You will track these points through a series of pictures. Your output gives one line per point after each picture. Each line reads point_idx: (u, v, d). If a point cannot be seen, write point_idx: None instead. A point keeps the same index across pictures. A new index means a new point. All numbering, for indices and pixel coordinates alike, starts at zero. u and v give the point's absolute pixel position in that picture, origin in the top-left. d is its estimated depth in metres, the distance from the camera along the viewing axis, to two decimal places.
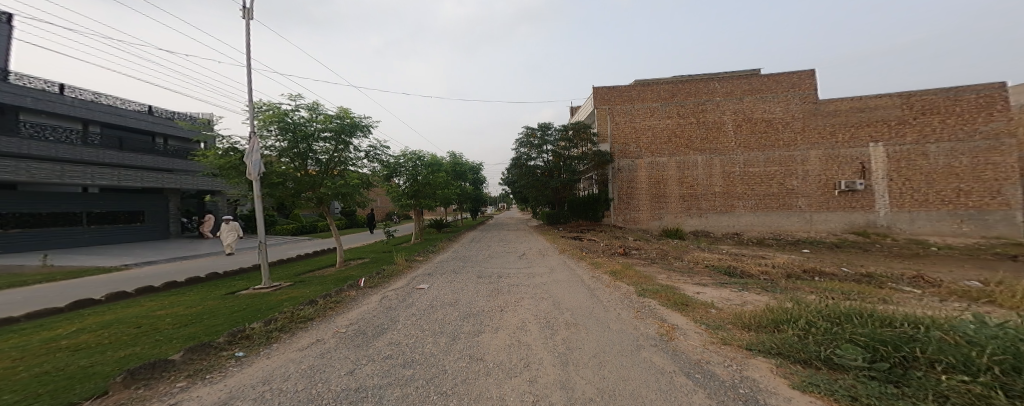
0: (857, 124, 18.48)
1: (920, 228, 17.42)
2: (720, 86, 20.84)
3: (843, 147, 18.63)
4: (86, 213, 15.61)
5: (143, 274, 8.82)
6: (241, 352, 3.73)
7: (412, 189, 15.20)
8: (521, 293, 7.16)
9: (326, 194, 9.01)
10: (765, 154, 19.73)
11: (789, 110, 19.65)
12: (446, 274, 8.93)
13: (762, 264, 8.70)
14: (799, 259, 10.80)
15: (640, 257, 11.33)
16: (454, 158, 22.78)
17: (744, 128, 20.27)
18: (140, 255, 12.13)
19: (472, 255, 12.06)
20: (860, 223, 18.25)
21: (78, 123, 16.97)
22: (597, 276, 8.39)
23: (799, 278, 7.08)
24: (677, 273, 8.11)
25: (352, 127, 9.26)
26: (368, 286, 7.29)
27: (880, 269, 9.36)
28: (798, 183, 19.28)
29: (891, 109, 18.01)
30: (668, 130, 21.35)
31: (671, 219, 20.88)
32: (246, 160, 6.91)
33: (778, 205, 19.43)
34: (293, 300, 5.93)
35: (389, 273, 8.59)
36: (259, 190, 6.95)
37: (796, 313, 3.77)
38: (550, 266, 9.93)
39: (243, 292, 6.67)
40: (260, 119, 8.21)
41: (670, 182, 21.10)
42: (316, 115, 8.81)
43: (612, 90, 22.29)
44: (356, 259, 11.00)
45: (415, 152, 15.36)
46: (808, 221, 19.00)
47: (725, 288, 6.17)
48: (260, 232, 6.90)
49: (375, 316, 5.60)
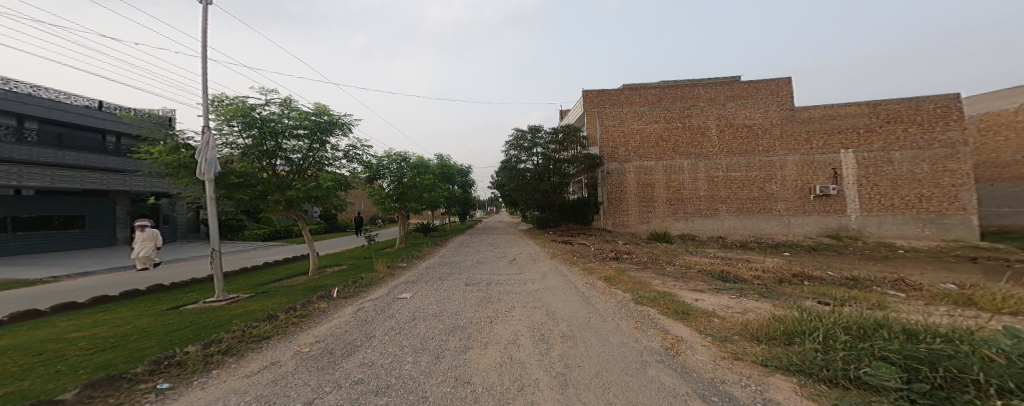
0: (830, 132, 19.34)
1: (888, 231, 18.28)
2: (703, 91, 21.34)
3: (818, 153, 19.41)
4: (12, 218, 13.88)
5: (77, 288, 7.71)
6: (165, 384, 3.12)
7: (397, 192, 14.46)
8: (511, 302, 6.68)
9: (296, 197, 8.22)
10: (746, 159, 20.35)
11: (768, 117, 20.34)
12: (430, 282, 8.31)
13: (754, 268, 8.64)
14: (785, 263, 10.90)
15: (632, 261, 11.16)
16: (441, 160, 22.12)
17: (726, 133, 20.82)
18: (81, 264, 10.85)
19: (459, 261, 11.45)
20: (833, 227, 18.92)
21: (11, 118, 15.14)
22: (591, 282, 8.04)
23: (792, 283, 7.00)
24: (672, 278, 7.90)
25: (328, 125, 8.56)
26: (342, 297, 6.60)
27: (865, 271, 9.52)
28: (777, 187, 19.91)
29: (860, 117, 18.91)
30: (654, 134, 21.62)
31: (658, 222, 21.08)
32: (198, 159, 6.03)
33: (758, 209, 19.96)
34: (250, 315, 5.24)
35: (366, 282, 7.88)
36: (213, 191, 6.13)
37: (812, 320, 3.49)
38: (542, 271, 9.50)
39: (192, 307, 5.86)
40: (221, 111, 7.31)
41: (656, 186, 21.31)
42: (288, 111, 8.03)
43: (601, 93, 22.51)
44: (330, 267, 10.16)
45: (400, 153, 14.69)
46: (786, 224, 19.61)
47: (724, 294, 5.92)
48: (212, 239, 6.07)
49: (347, 332, 4.99)
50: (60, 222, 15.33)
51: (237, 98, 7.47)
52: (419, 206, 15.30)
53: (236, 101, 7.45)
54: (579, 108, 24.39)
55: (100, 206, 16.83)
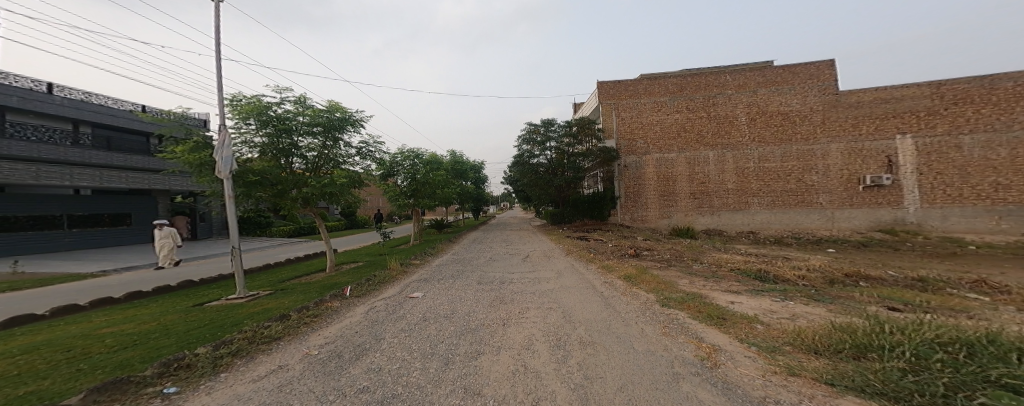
0: (883, 116, 17.44)
1: (954, 226, 16.22)
2: (731, 78, 19.90)
3: (868, 139, 17.60)
4: (67, 216, 15.09)
5: (115, 281, 8.10)
6: (172, 388, 2.96)
7: (411, 189, 14.43)
8: (525, 302, 6.33)
9: (311, 195, 8.26)
10: (782, 149, 18.76)
11: (807, 102, 18.66)
12: (442, 280, 8.10)
13: (796, 268, 7.77)
14: (831, 261, 9.82)
15: (654, 258, 10.48)
16: (453, 156, 21.99)
17: (759, 122, 19.30)
18: (123, 260, 11.55)
19: (472, 258, 11.21)
20: (888, 221, 17.20)
21: (67, 123, 16.29)
22: (610, 282, 7.52)
23: (844, 285, 6.17)
24: (700, 278, 7.23)
25: (342, 122, 8.64)
26: (355, 295, 6.52)
27: (926, 271, 8.40)
28: (818, 178, 18.27)
29: (920, 99, 16.92)
30: (677, 124, 20.42)
31: (682, 217, 19.96)
32: (215, 157, 6.03)
33: (796, 202, 18.41)
34: (264, 313, 5.17)
35: (379, 280, 7.79)
36: (231, 190, 6.14)
37: (889, 333, 2.88)
38: (556, 270, 9.06)
39: (213, 303, 5.94)
40: (237, 110, 7.38)
41: (680, 179, 20.16)
42: (302, 108, 8.09)
43: (617, 84, 21.53)
44: (347, 264, 10.22)
45: (413, 150, 14.64)
46: (829, 219, 17.97)
47: (764, 297, 5.26)
48: (231, 237, 6.09)
49: (357, 333, 4.84)
50: (109, 220, 16.53)
51: (252, 97, 7.54)
52: (431, 203, 15.22)
53: (251, 100, 7.52)
54: (594, 100, 23.44)
55: (143, 205, 18.04)
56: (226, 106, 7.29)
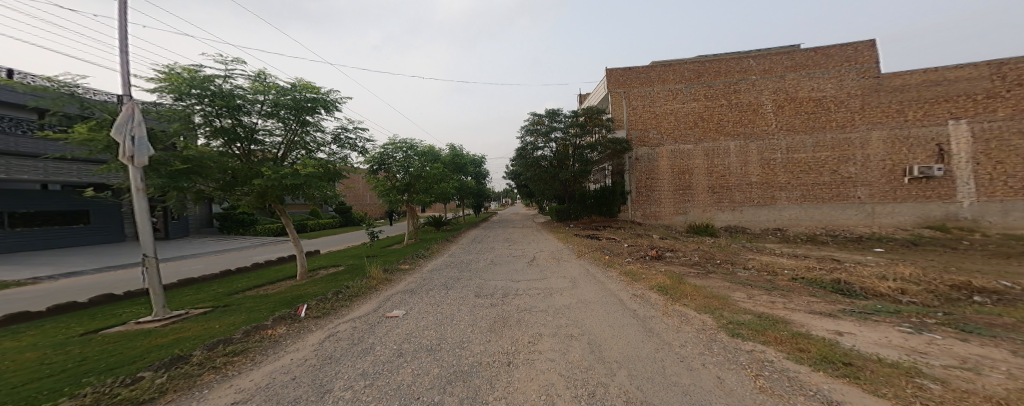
0: (933, 100, 15.65)
1: (1017, 222, 14.43)
2: (755, 63, 18.27)
3: (915, 126, 15.88)
4: (9, 214, 13.75)
5: (19, 296, 6.53)
6: None
7: (405, 183, 12.93)
8: (537, 326, 4.78)
9: (267, 189, 6.69)
10: (813, 138, 17.10)
11: (841, 87, 16.98)
12: (432, 291, 6.58)
13: (886, 277, 6.12)
14: (911, 267, 8.13)
15: (682, 261, 8.95)
16: (452, 150, 20.46)
17: (787, 109, 17.61)
18: (67, 264, 10.20)
19: (471, 261, 9.65)
20: (937, 216, 15.50)
21: (25, 113, 15.03)
22: (640, 295, 5.96)
23: (977, 306, 4.57)
24: (760, 289, 5.66)
25: (310, 103, 7.16)
26: (314, 316, 5.00)
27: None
28: (855, 170, 16.58)
29: (977, 81, 15.12)
30: (694, 113, 18.76)
31: (700, 213, 18.37)
32: (114, 138, 4.26)
33: (830, 196, 16.77)
34: (167, 350, 3.64)
35: (351, 293, 6.25)
36: (142, 181, 4.50)
37: None
38: (570, 277, 7.48)
39: (118, 329, 4.42)
40: (160, 81, 5.65)
41: (699, 172, 18.50)
42: (257, 85, 6.55)
43: (628, 71, 19.88)
44: (322, 271, 8.71)
45: (406, 140, 13.11)
46: (868, 214, 16.34)
47: (884, 327, 3.67)
48: (143, 243, 4.49)
49: (291, 382, 3.22)
50: (59, 218, 15.32)
51: (183, 66, 5.83)
52: (428, 200, 13.68)
53: (180, 69, 5.79)
54: (602, 88, 21.73)
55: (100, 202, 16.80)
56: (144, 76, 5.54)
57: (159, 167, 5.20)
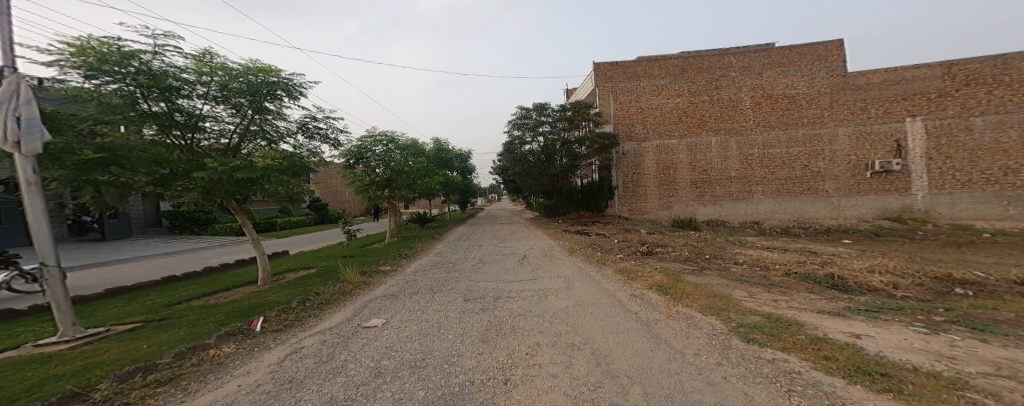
0: (893, 99, 16.64)
1: (962, 212, 15.73)
2: (735, 60, 18.66)
3: (877, 123, 16.85)
4: None
5: None
6: None
7: (386, 179, 12.04)
8: (533, 333, 4.36)
9: (214, 184, 5.79)
10: (788, 134, 17.75)
11: (813, 85, 17.68)
12: (415, 295, 5.97)
13: (876, 269, 6.19)
14: (889, 258, 8.45)
15: (675, 256, 8.88)
16: (436, 144, 19.57)
17: (763, 105, 18.13)
18: None
19: (457, 260, 9.07)
20: (895, 208, 16.61)
21: None
22: (639, 295, 5.70)
23: (970, 299, 4.62)
24: (762, 286, 5.55)
25: (266, 88, 6.23)
26: (275, 330, 4.29)
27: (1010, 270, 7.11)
28: (825, 164, 17.41)
29: (931, 81, 16.20)
30: (677, 109, 18.95)
31: (681, 207, 18.70)
32: None
33: (802, 190, 17.54)
34: (62, 386, 2.81)
35: (322, 300, 5.53)
36: (34, 173, 3.69)
37: None
38: (563, 276, 7.12)
39: (11, 358, 3.52)
40: (66, 55, 4.64)
41: (681, 167, 18.78)
42: (198, 64, 5.60)
43: (614, 65, 19.75)
44: (290, 274, 7.84)
45: (386, 133, 12.15)
46: (835, 207, 17.24)
47: (899, 326, 3.54)
48: (40, 248, 3.70)
49: None
50: None
51: (97, 38, 4.83)
52: (411, 195, 12.84)
53: (95, 41, 4.80)
54: (588, 82, 21.48)
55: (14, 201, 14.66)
56: (42, 48, 4.53)
57: (61, 157, 4.23)
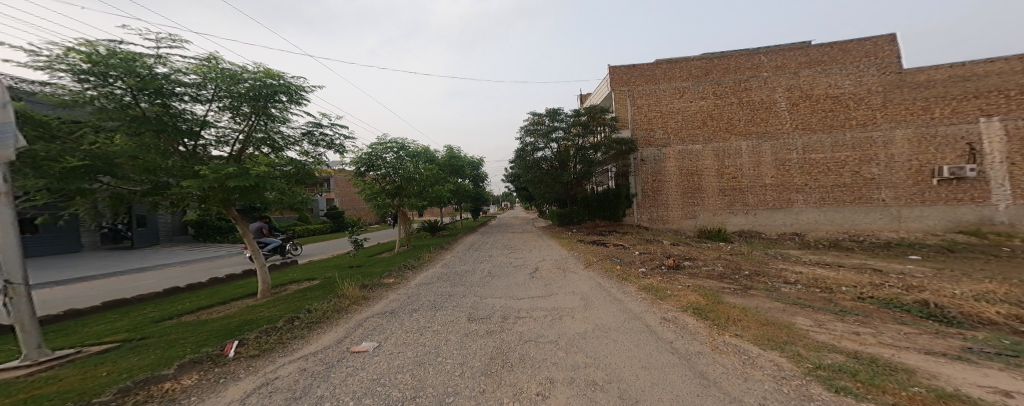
0: (961, 97, 14.78)
1: None
2: (767, 59, 17.38)
3: (941, 124, 15.00)
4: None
5: None
6: None
7: (395, 187, 11.73)
8: (546, 365, 3.58)
9: (210, 191, 5.47)
10: (832, 137, 16.19)
11: (861, 83, 16.18)
12: (415, 313, 5.34)
13: (984, 296, 4.97)
14: (989, 279, 7.09)
15: (709, 272, 7.83)
16: (449, 151, 19.33)
17: (802, 107, 16.69)
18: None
19: (465, 272, 8.43)
20: (971, 221, 14.55)
21: None
22: (673, 319, 4.80)
23: None
24: (828, 313, 4.50)
25: (268, 91, 5.89)
26: (249, 356, 3.74)
27: None
28: (879, 170, 15.65)
29: (1009, 76, 14.30)
30: (701, 112, 17.80)
31: (709, 217, 17.32)
32: None
33: (853, 199, 15.81)
34: None
35: (313, 318, 5.00)
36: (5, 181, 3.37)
37: None
38: (580, 293, 6.30)
39: None
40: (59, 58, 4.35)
41: (707, 174, 17.48)
42: (200, 68, 5.31)
43: (631, 68, 18.88)
44: (292, 286, 7.45)
45: (397, 140, 11.91)
46: (895, 218, 15.42)
47: None
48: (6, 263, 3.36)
49: None
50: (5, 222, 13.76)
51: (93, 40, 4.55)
52: (421, 204, 12.45)
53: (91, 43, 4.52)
54: (604, 87, 20.74)
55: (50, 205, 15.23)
56: (35, 51, 4.25)
57: (44, 164, 3.92)
